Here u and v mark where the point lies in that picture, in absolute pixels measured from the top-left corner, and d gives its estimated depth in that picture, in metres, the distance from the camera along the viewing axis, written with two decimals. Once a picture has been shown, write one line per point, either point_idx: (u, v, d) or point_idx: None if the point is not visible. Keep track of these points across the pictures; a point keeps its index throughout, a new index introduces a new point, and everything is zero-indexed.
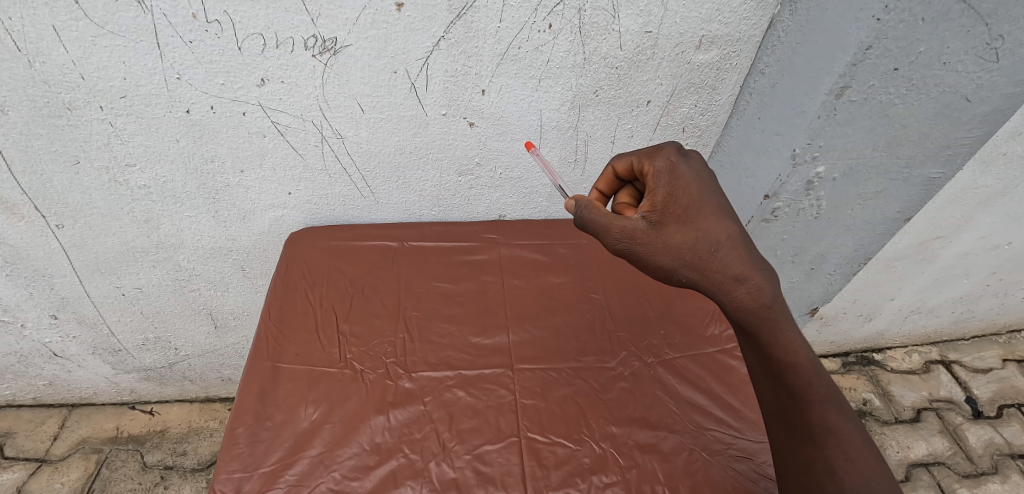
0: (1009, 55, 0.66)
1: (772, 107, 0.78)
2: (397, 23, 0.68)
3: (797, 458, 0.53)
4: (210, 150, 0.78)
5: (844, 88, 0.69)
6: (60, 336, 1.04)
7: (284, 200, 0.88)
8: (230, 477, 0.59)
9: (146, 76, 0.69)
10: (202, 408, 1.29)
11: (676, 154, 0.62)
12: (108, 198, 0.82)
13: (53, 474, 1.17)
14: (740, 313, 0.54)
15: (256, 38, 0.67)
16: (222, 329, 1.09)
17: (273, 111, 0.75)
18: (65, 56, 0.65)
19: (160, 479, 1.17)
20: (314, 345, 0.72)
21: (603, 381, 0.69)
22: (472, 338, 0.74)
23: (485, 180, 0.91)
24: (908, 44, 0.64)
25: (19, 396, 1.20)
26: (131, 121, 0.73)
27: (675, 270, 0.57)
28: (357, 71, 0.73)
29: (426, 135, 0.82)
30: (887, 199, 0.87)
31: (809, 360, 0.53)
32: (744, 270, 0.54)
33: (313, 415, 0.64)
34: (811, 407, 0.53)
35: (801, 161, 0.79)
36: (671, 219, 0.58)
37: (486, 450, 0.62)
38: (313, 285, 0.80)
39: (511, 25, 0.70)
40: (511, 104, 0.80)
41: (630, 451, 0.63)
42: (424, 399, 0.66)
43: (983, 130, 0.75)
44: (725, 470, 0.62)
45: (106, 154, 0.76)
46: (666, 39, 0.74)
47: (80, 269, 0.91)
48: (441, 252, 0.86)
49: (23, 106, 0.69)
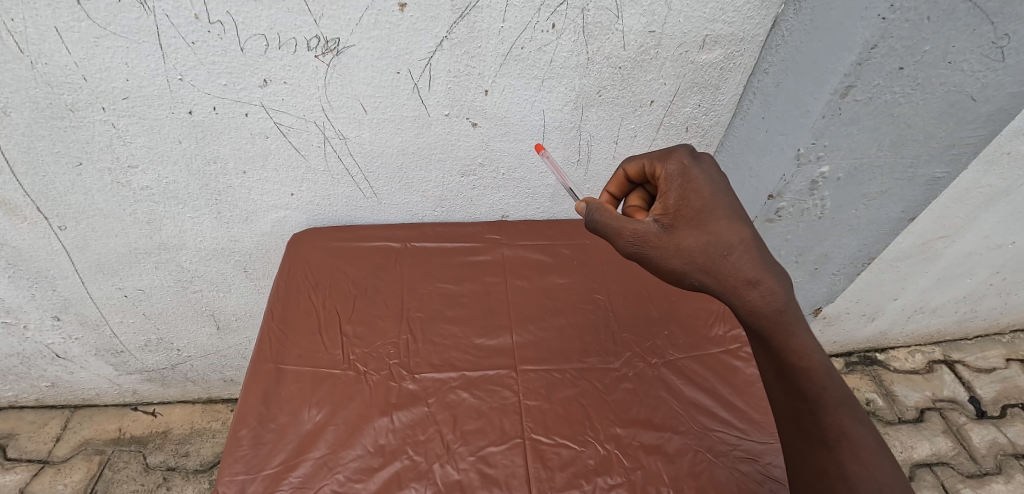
0: (1014, 54, 0.66)
1: (776, 107, 0.78)
2: (400, 23, 0.68)
3: (810, 463, 0.53)
4: (213, 151, 0.78)
5: (849, 87, 0.69)
6: (62, 338, 1.04)
7: (286, 201, 0.87)
8: (233, 479, 0.59)
9: (148, 78, 0.69)
10: (204, 408, 1.29)
11: (689, 157, 0.61)
12: (111, 199, 0.82)
13: (56, 475, 1.16)
14: (753, 317, 0.54)
15: (259, 39, 0.67)
16: (224, 330, 1.09)
17: (275, 112, 0.75)
18: (68, 58, 0.65)
19: (162, 480, 1.17)
20: (317, 346, 0.72)
21: (606, 382, 0.69)
22: (475, 339, 0.73)
23: (487, 180, 0.90)
24: (913, 43, 0.64)
25: (22, 397, 1.20)
26: (133, 123, 0.73)
27: (686, 273, 0.56)
28: (360, 72, 0.72)
29: (428, 135, 0.82)
30: (891, 198, 0.87)
31: (822, 363, 0.53)
32: (757, 274, 0.53)
33: (316, 417, 0.64)
34: (824, 412, 0.52)
35: (806, 161, 0.78)
36: (683, 222, 0.58)
37: (491, 452, 0.62)
38: (315, 286, 0.80)
39: (514, 25, 0.70)
40: (515, 104, 0.80)
41: (634, 452, 0.62)
42: (428, 400, 0.66)
43: (987, 129, 0.75)
44: (731, 471, 0.61)
45: (108, 155, 0.76)
46: (669, 39, 0.74)
47: (82, 270, 0.91)
48: (444, 253, 0.86)
49: (26, 108, 0.69)
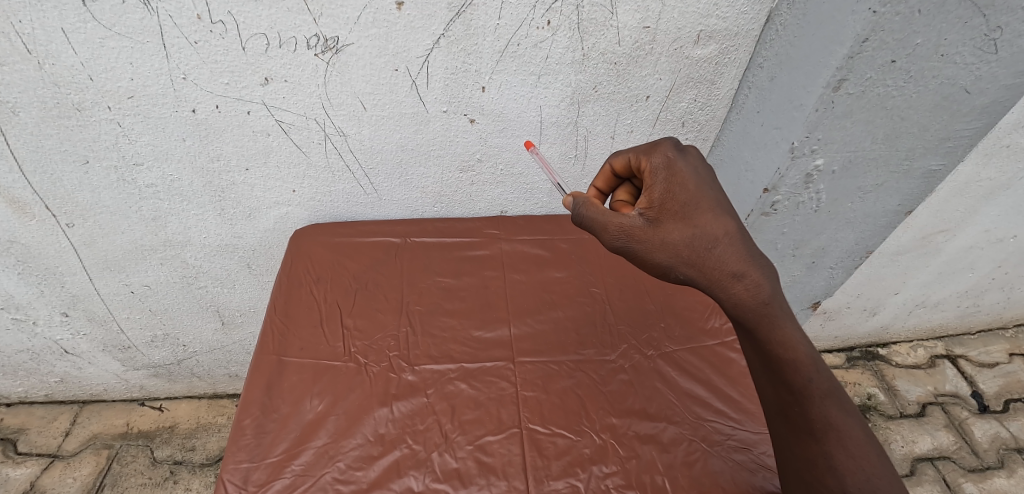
0: (1008, 46, 0.66)
1: (770, 101, 0.79)
2: (398, 21, 0.69)
3: (799, 454, 0.54)
4: (216, 149, 0.80)
5: (842, 81, 0.69)
6: (71, 334, 1.06)
7: (288, 197, 0.89)
8: (237, 467, 0.60)
9: (152, 77, 0.70)
10: (210, 404, 1.30)
11: (674, 149, 0.62)
12: (117, 197, 0.83)
13: (65, 469, 1.19)
14: (739, 310, 0.55)
15: (260, 38, 0.69)
16: (229, 326, 1.11)
17: (276, 109, 0.76)
18: (74, 58, 0.67)
19: (170, 474, 1.19)
20: (319, 338, 0.73)
21: (603, 373, 0.70)
22: (473, 331, 0.75)
23: (486, 176, 0.92)
24: (904, 36, 0.65)
25: (32, 393, 1.22)
26: (138, 121, 0.74)
27: (672, 267, 0.58)
28: (359, 70, 0.74)
29: (427, 132, 0.83)
30: (888, 192, 0.87)
31: (809, 355, 0.53)
32: (741, 267, 0.55)
33: (317, 407, 0.66)
34: (811, 404, 0.53)
35: (800, 154, 0.79)
36: (667, 216, 0.59)
37: (488, 441, 0.63)
38: (317, 280, 0.81)
39: (510, 22, 0.71)
40: (512, 100, 0.81)
41: (629, 442, 0.63)
42: (426, 391, 0.67)
43: (982, 122, 0.75)
44: (724, 460, 0.62)
45: (114, 153, 0.78)
46: (664, 35, 0.75)
47: (90, 267, 0.93)
48: (442, 248, 0.87)
49: (34, 108, 0.71)
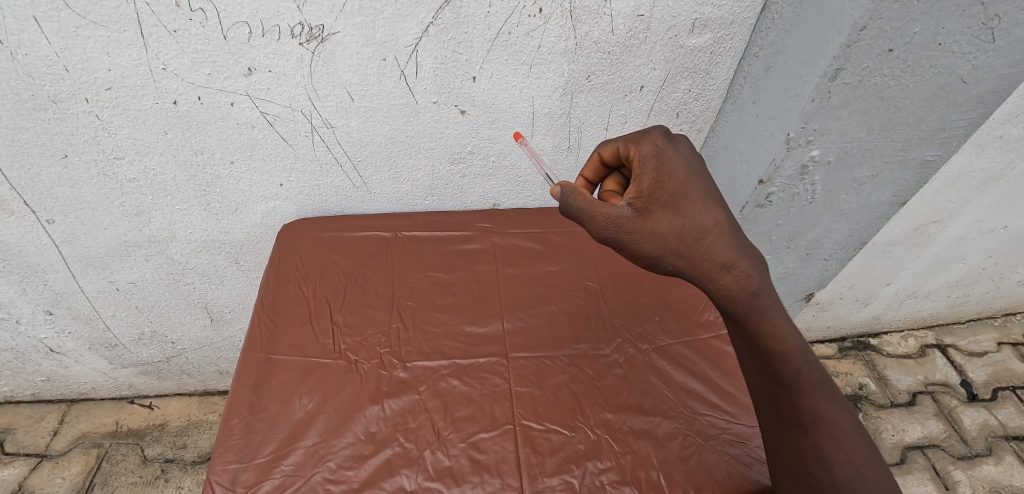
0: (1005, 35, 0.65)
1: (766, 91, 0.78)
2: (384, 9, 0.67)
3: (787, 445, 0.54)
4: (199, 142, 0.77)
5: (839, 70, 0.68)
6: (55, 332, 1.04)
7: (276, 191, 0.87)
8: (225, 468, 0.59)
9: (131, 67, 0.68)
10: (201, 401, 1.29)
11: (663, 138, 0.61)
12: (98, 192, 0.81)
13: (53, 469, 1.17)
14: (728, 301, 0.54)
15: (242, 26, 0.67)
16: (219, 323, 1.09)
17: (260, 100, 0.74)
18: (47, 48, 0.64)
19: (160, 473, 1.18)
20: (308, 335, 0.72)
21: (598, 368, 0.69)
22: (466, 327, 0.73)
23: (478, 169, 0.90)
24: (903, 24, 0.63)
25: (18, 392, 1.20)
26: (117, 114, 0.72)
27: (660, 258, 0.57)
28: (346, 59, 0.72)
29: (417, 123, 0.81)
30: (882, 183, 0.87)
31: (798, 347, 0.53)
32: (731, 258, 0.54)
33: (307, 405, 0.64)
34: (800, 395, 0.53)
35: (795, 145, 0.77)
36: (656, 206, 0.58)
37: (481, 438, 0.62)
38: (306, 276, 0.79)
39: (500, 10, 0.69)
40: (503, 91, 0.79)
41: (624, 437, 0.63)
42: (418, 388, 0.66)
43: (979, 112, 0.74)
44: (720, 455, 0.62)
45: (93, 147, 0.75)
46: (658, 23, 0.74)
47: (73, 264, 0.91)
48: (435, 242, 0.86)
49: (7, 100, 0.68)
